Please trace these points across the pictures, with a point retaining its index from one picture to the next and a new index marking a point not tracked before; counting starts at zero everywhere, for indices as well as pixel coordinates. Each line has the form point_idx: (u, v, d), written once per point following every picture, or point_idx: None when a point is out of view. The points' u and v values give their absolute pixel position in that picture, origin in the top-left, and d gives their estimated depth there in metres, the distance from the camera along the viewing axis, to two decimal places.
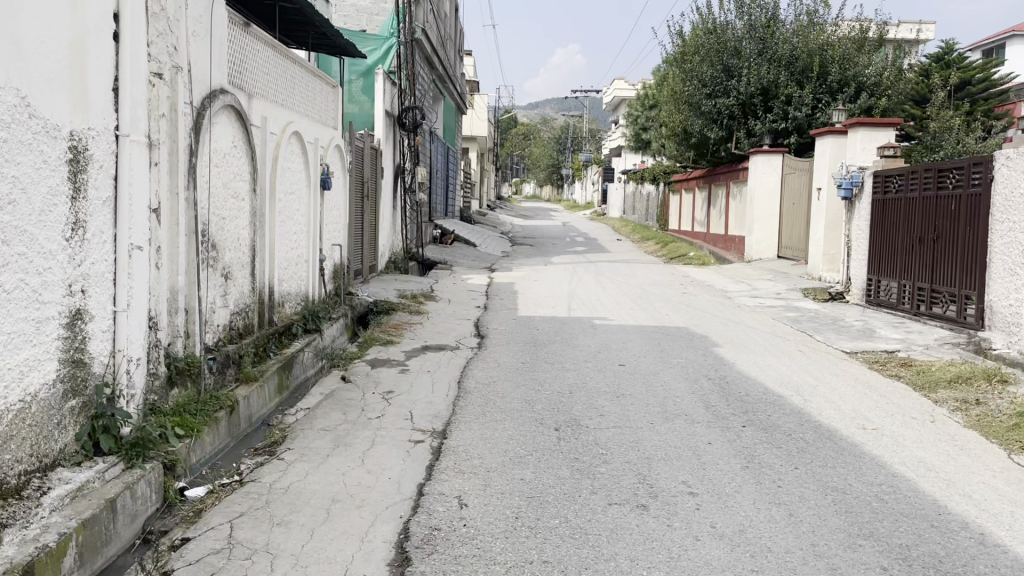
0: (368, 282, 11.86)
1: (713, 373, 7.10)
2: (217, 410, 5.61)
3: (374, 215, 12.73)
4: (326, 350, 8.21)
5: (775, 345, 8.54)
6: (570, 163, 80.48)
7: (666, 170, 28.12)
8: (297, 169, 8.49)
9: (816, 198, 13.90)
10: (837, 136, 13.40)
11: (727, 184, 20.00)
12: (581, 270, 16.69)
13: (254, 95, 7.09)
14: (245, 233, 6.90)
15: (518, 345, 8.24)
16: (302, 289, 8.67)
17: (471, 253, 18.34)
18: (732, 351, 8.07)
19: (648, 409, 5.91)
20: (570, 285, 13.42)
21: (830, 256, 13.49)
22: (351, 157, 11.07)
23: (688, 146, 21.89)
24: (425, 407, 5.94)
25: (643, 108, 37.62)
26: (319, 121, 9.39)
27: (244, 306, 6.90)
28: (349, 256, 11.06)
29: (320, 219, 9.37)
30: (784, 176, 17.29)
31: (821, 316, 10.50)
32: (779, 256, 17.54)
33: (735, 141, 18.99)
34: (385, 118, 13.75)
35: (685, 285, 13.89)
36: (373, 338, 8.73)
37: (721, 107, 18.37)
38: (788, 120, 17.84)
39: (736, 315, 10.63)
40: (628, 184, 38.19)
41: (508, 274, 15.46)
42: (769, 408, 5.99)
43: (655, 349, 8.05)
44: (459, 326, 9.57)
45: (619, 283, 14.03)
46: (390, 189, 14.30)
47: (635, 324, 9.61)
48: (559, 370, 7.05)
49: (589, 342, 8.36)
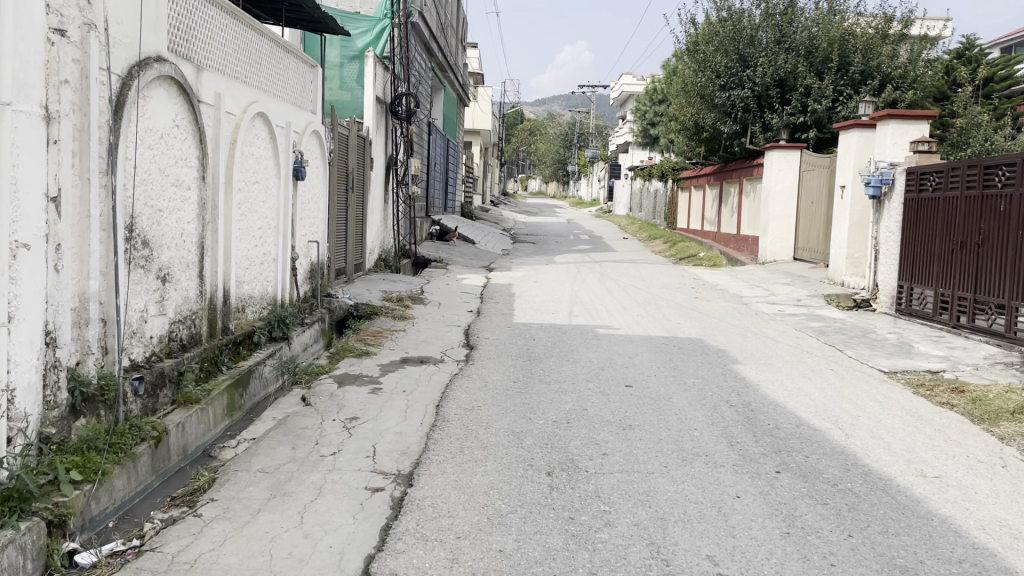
0: (352, 283, 10.86)
1: (735, 398, 6.08)
2: (138, 444, 4.62)
3: (360, 210, 11.73)
4: (291, 362, 7.21)
5: (803, 362, 7.51)
6: (576, 159, 79.32)
7: (674, 166, 27.09)
8: (262, 156, 7.47)
9: (839, 197, 12.85)
10: (865, 129, 12.33)
11: (740, 181, 18.95)
12: (585, 271, 15.67)
13: (205, 68, 6.09)
14: (190, 227, 5.90)
15: (510, 359, 7.23)
16: (267, 292, 7.67)
17: (470, 251, 17.32)
18: (755, 369, 7.05)
19: (661, 446, 4.90)
20: (573, 288, 12.39)
21: (854, 260, 12.44)
22: (333, 146, 10.06)
23: (700, 139, 20.79)
24: (392, 442, 4.92)
25: (651, 102, 36.51)
26: (293, 104, 8.38)
27: (187, 313, 5.90)
28: (330, 254, 10.05)
29: (292, 212, 8.37)
30: (802, 173, 16.24)
31: (849, 327, 9.46)
32: (795, 258, 16.49)
33: (749, 136, 17.90)
34: (374, 105, 12.73)
35: (697, 289, 12.86)
36: (347, 346, 7.69)
37: (737, 100, 17.27)
38: (807, 113, 16.71)
39: (755, 324, 9.60)
40: (635, 181, 37.07)
41: (506, 274, 14.46)
42: (806, 447, 4.97)
43: (667, 366, 7.03)
44: (446, 334, 8.57)
45: (626, 285, 13.00)
46: (379, 181, 13.28)
47: (644, 334, 8.59)
48: (556, 393, 6.04)
49: (591, 356, 7.35)
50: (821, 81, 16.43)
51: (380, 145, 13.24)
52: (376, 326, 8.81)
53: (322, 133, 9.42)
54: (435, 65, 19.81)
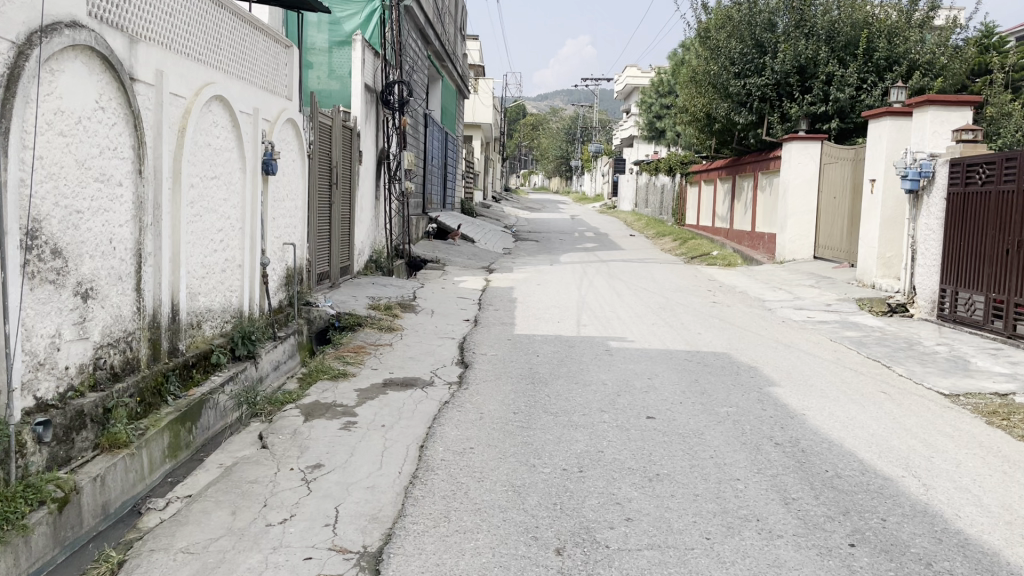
0: (337, 289, 9.85)
1: (780, 433, 5.06)
2: (34, 510, 3.60)
3: (347, 208, 10.72)
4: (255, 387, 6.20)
5: (849, 383, 6.48)
6: (579, 154, 78.24)
7: (683, 160, 26.03)
8: (222, 147, 6.45)
9: (869, 191, 11.82)
10: (899, 117, 11.25)
11: (755, 175, 17.92)
12: (591, 271, 14.66)
13: (141, 38, 5.07)
14: (121, 229, 4.88)
15: (510, 381, 6.22)
16: (229, 303, 6.65)
17: (469, 250, 16.31)
18: (797, 393, 6.02)
19: (698, 507, 3.88)
20: (579, 292, 11.37)
21: (885, 260, 11.42)
22: (313, 137, 9.04)
23: (710, 132, 19.71)
24: (360, 503, 3.90)
25: (657, 94, 35.46)
26: (262, 88, 7.36)
27: (119, 335, 4.88)
28: (310, 257, 9.05)
29: (262, 212, 7.34)
30: (823, 167, 15.21)
31: (891, 337, 8.44)
32: (815, 257, 15.46)
33: (766, 127, 16.80)
34: (363, 93, 11.70)
35: (714, 291, 11.84)
36: (321, 364, 6.65)
37: (753, 88, 16.24)
38: (829, 103, 15.59)
39: (785, 334, 8.59)
40: (641, 175, 36.01)
41: (507, 275, 13.44)
42: (882, 508, 3.94)
43: (694, 390, 6.00)
44: (438, 349, 7.55)
45: (636, 288, 11.99)
46: (369, 176, 12.27)
47: (662, 348, 7.57)
48: (564, 428, 5.02)
49: (603, 377, 6.32)
50: (844, 68, 15.40)
51: (370, 136, 12.20)
52: (357, 339, 7.76)
53: (299, 122, 8.39)
54: (432, 54, 18.76)
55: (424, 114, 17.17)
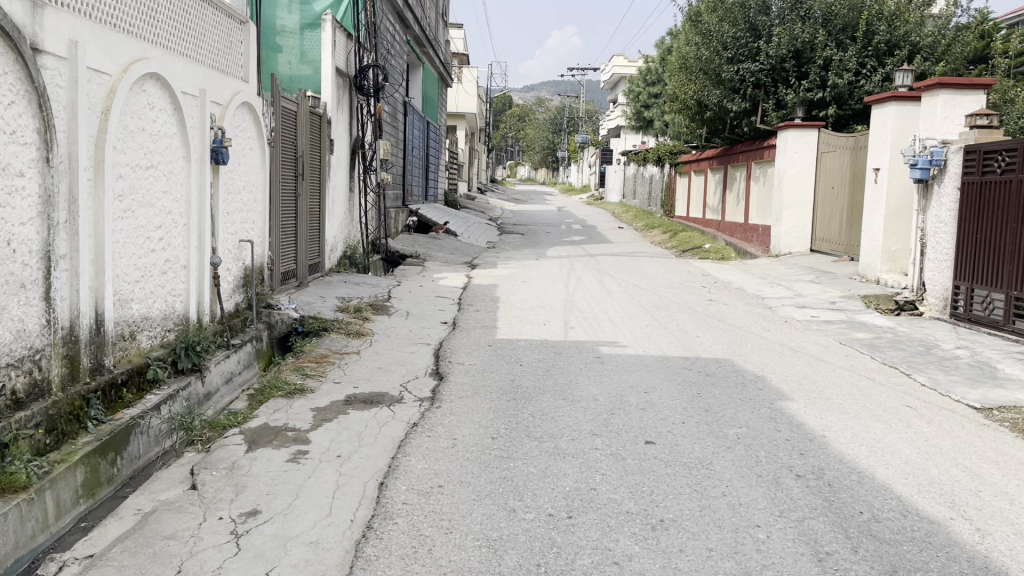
0: (303, 289, 9.08)
1: (800, 462, 4.35)
2: None
3: (315, 201, 9.94)
4: (195, 408, 5.43)
5: (869, 395, 5.80)
6: (565, 145, 77.39)
7: (672, 150, 25.32)
8: (160, 133, 5.67)
9: (872, 181, 11.15)
10: (905, 102, 10.59)
11: (748, 165, 17.22)
12: (579, 266, 13.94)
13: (49, 2, 4.29)
14: (23, 228, 4.09)
15: (489, 396, 5.49)
16: (171, 311, 5.88)
17: (451, 244, 15.55)
18: (814, 409, 5.33)
19: (715, 567, 3.17)
20: (566, 289, 10.65)
21: (890, 254, 10.75)
22: (275, 123, 8.25)
23: (701, 120, 18.99)
24: (298, 566, 3.16)
25: (644, 84, 34.73)
26: (211, 68, 6.57)
27: (23, 353, 4.10)
28: (272, 256, 8.27)
29: (211, 206, 6.55)
30: (820, 155, 14.55)
31: (905, 340, 7.77)
32: (811, 249, 14.81)
33: (760, 115, 16.05)
34: (333, 78, 10.87)
35: (710, 288, 11.14)
36: (276, 377, 5.90)
37: (748, 74, 15.49)
38: (826, 89, 14.82)
39: (790, 336, 7.91)
40: (629, 166, 35.32)
41: (490, 272, 12.70)
42: (936, 567, 3.24)
43: (698, 407, 5.29)
44: (410, 358, 6.82)
45: (627, 284, 11.28)
46: (341, 167, 11.47)
47: (659, 355, 6.86)
48: (550, 459, 4.30)
49: (594, 391, 5.61)
50: (842, 51, 14.60)
51: (342, 122, 11.44)
52: (321, 347, 6.99)
53: (256, 107, 7.59)
54: (411, 39, 17.95)
55: (402, 101, 16.38)
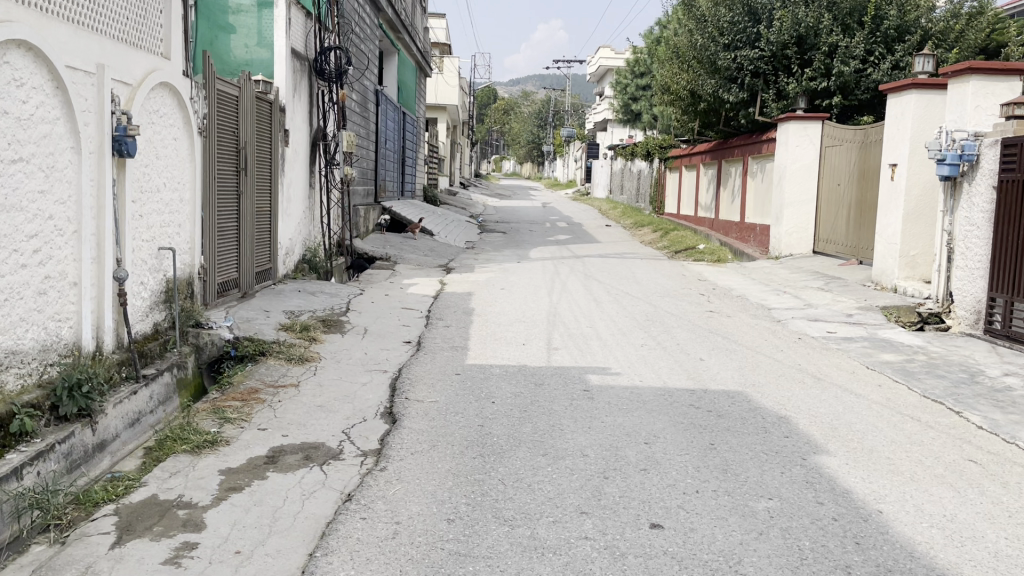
0: (246, 301, 7.90)
1: (859, 560, 3.23)
2: None
3: (263, 198, 8.75)
4: (67, 472, 4.20)
5: (919, 444, 4.70)
6: (551, 139, 76.14)
7: (661, 144, 24.04)
8: (33, 116, 4.46)
9: (888, 179, 10.08)
10: (927, 91, 9.58)
11: (744, 160, 16.14)
12: (564, 269, 12.83)
13: None
14: None
15: (450, 450, 4.35)
16: (52, 341, 4.69)
17: (426, 245, 14.40)
18: (859, 470, 4.23)
19: None
20: (550, 298, 9.54)
21: (908, 259, 9.71)
22: (208, 110, 7.06)
23: (694, 112, 17.86)
24: None
25: (632, 75, 33.64)
26: (115, 40, 5.36)
27: None
28: (207, 264, 7.09)
29: (116, 207, 5.37)
30: (823, 150, 13.50)
31: (942, 364, 6.70)
32: (813, 251, 13.76)
33: (758, 106, 14.91)
34: (289, 59, 9.67)
35: (709, 296, 10.05)
36: (184, 423, 4.70)
37: (746, 61, 14.35)
38: (831, 77, 13.68)
39: (807, 359, 6.83)
40: (616, 161, 34.25)
41: (466, 276, 11.55)
42: None
43: (713, 467, 4.17)
44: (360, 390, 5.67)
45: (617, 292, 10.18)
46: (299, 159, 10.28)
47: (658, 387, 5.74)
48: (523, 559, 3.15)
49: (581, 442, 4.48)
50: (849, 36, 13.46)
51: (300, 110, 10.29)
52: (252, 379, 5.77)
53: (180, 89, 6.39)
54: (384, 23, 16.73)
55: (373, 90, 15.23)
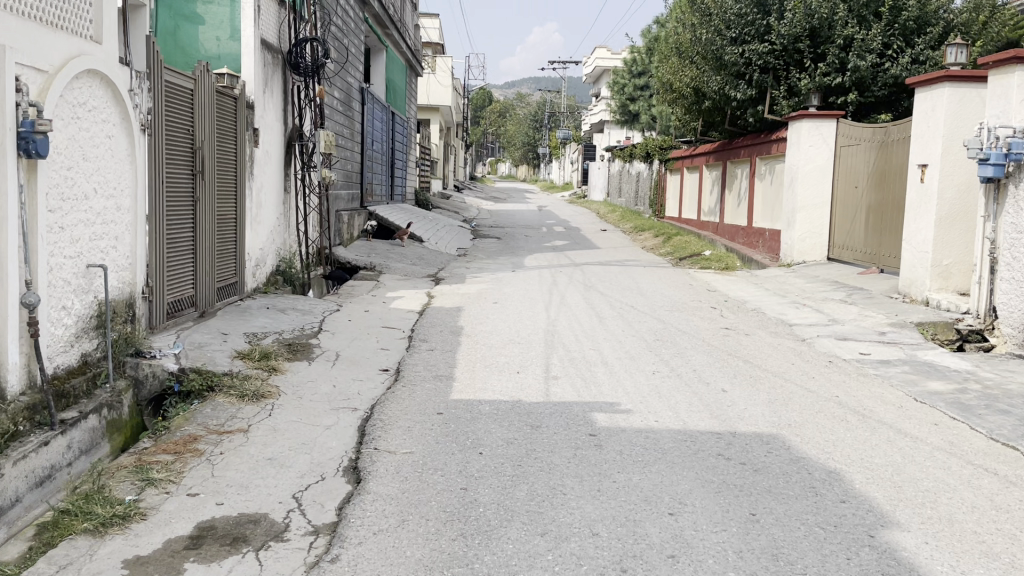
0: (203, 322, 6.98)
1: None
2: None
3: (226, 205, 7.82)
4: None
5: (1008, 511, 3.78)
6: (546, 140, 75.18)
7: (660, 145, 23.38)
8: None
9: (917, 181, 9.19)
10: (962, 84, 8.71)
11: (751, 160, 15.25)
12: (562, 279, 11.91)
13: None
14: None
15: (425, 529, 3.42)
16: None
17: (414, 252, 13.47)
18: (945, 553, 3.31)
19: None
20: (547, 313, 8.61)
21: (941, 269, 8.82)
22: (153, 105, 6.14)
23: (698, 111, 16.98)
24: None
25: (630, 75, 32.73)
26: (26, 18, 4.43)
27: None
28: (153, 281, 6.17)
29: (24, 218, 4.42)
30: (838, 150, 12.62)
31: (1001, 395, 5.79)
32: (826, 257, 12.87)
33: (768, 104, 13.98)
34: (258, 52, 8.76)
35: (723, 311, 9.14)
36: (93, 490, 3.75)
37: (754, 56, 13.35)
38: (846, 73, 12.76)
39: (845, 390, 5.91)
40: (614, 163, 33.34)
41: (455, 287, 10.63)
42: None
43: (759, 551, 3.25)
44: (321, 434, 4.75)
45: (621, 306, 9.27)
46: (270, 161, 9.37)
47: (677, 429, 4.83)
48: None
49: (590, 515, 3.54)
50: (865, 28, 12.58)
51: (272, 106, 9.37)
52: (189, 428, 4.77)
53: (114, 79, 5.46)
54: (370, 18, 15.81)
55: (357, 88, 14.30)
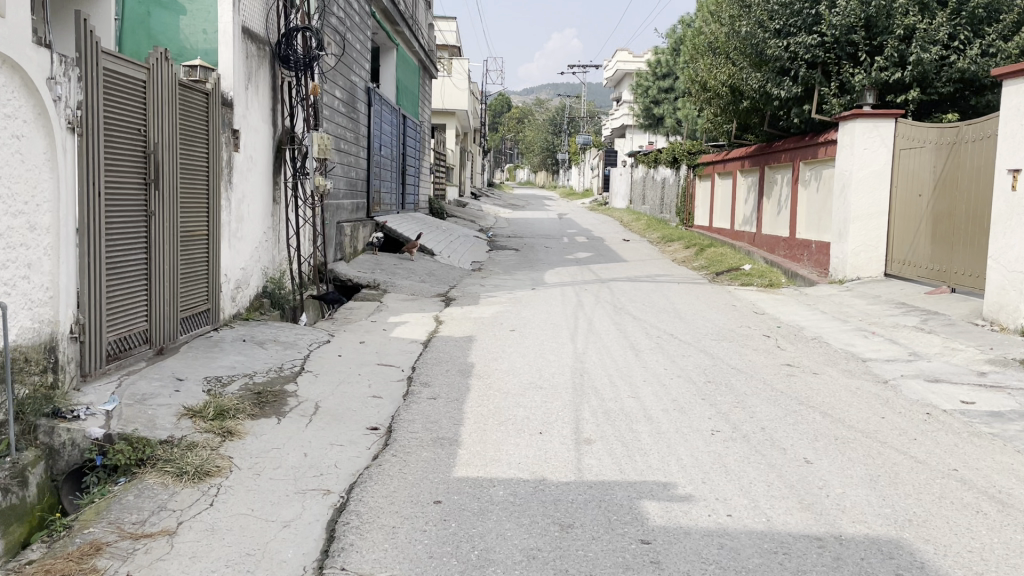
0: (158, 362, 5.74)
1: None
2: None
3: (193, 221, 6.59)
4: None
5: None
6: (566, 146, 73.89)
7: (689, 149, 21.68)
8: None
9: (1007, 189, 7.81)
10: None
11: (794, 165, 13.88)
12: (588, 298, 10.60)
13: None
14: None
15: None
16: None
17: (423, 267, 12.21)
18: None
19: None
20: (573, 345, 7.32)
21: None
22: (85, 97, 4.90)
23: (733, 112, 15.63)
24: None
25: (654, 78, 31.37)
26: None
27: None
28: (87, 318, 4.96)
29: None
30: (897, 153, 11.25)
31: None
32: (883, 273, 11.48)
33: (815, 102, 12.60)
34: (239, 41, 7.56)
35: (779, 341, 7.79)
36: None
37: (802, 49, 11.97)
38: (906, 68, 11.39)
39: (964, 461, 4.57)
40: (637, 169, 31.95)
41: (467, 310, 9.36)
42: None
43: None
44: (274, 538, 3.48)
45: (659, 334, 7.94)
46: (256, 166, 8.16)
47: (760, 532, 3.51)
48: None
49: None
50: (929, 16, 11.19)
51: (257, 105, 8.18)
52: (94, 531, 3.49)
53: (21, 62, 4.22)
54: (377, 12, 14.65)
55: (362, 89, 13.10)
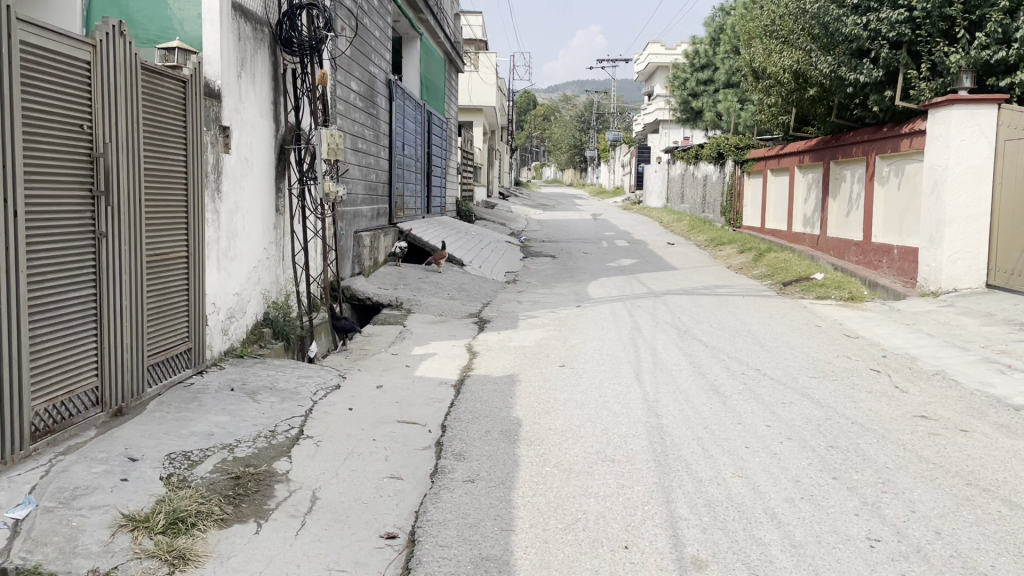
0: (114, 429, 4.39)
1: None
2: None
3: (165, 244, 5.24)
4: None
5: None
6: (595, 144, 72.21)
7: (736, 144, 20.06)
8: None
9: None
10: None
11: (868, 159, 12.29)
12: (644, 318, 9.13)
13: None
14: None
15: None
16: None
17: (454, 281, 10.80)
18: None
19: None
20: (642, 389, 5.87)
21: None
22: None
23: (796, 100, 14.06)
24: None
25: (692, 69, 29.76)
26: None
27: None
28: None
29: None
30: (1001, 146, 9.65)
31: None
32: (986, 283, 9.86)
33: (899, 88, 11.02)
34: (228, 18, 6.20)
35: (894, 379, 6.28)
36: None
37: (885, 27, 10.41)
38: (1011, 45, 9.78)
39: None
40: (676, 167, 30.31)
41: (506, 336, 7.93)
42: None
43: None
44: None
45: (744, 370, 6.46)
46: (252, 171, 6.80)
47: None
48: None
49: None
50: None
51: (254, 97, 6.84)
52: None
53: None
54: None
55: (383, 80, 11.73)
